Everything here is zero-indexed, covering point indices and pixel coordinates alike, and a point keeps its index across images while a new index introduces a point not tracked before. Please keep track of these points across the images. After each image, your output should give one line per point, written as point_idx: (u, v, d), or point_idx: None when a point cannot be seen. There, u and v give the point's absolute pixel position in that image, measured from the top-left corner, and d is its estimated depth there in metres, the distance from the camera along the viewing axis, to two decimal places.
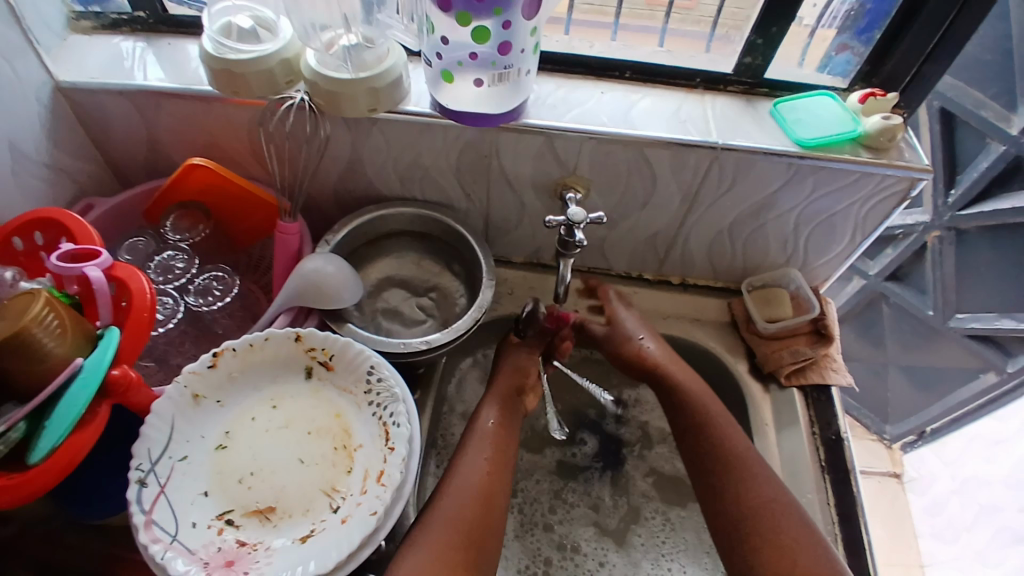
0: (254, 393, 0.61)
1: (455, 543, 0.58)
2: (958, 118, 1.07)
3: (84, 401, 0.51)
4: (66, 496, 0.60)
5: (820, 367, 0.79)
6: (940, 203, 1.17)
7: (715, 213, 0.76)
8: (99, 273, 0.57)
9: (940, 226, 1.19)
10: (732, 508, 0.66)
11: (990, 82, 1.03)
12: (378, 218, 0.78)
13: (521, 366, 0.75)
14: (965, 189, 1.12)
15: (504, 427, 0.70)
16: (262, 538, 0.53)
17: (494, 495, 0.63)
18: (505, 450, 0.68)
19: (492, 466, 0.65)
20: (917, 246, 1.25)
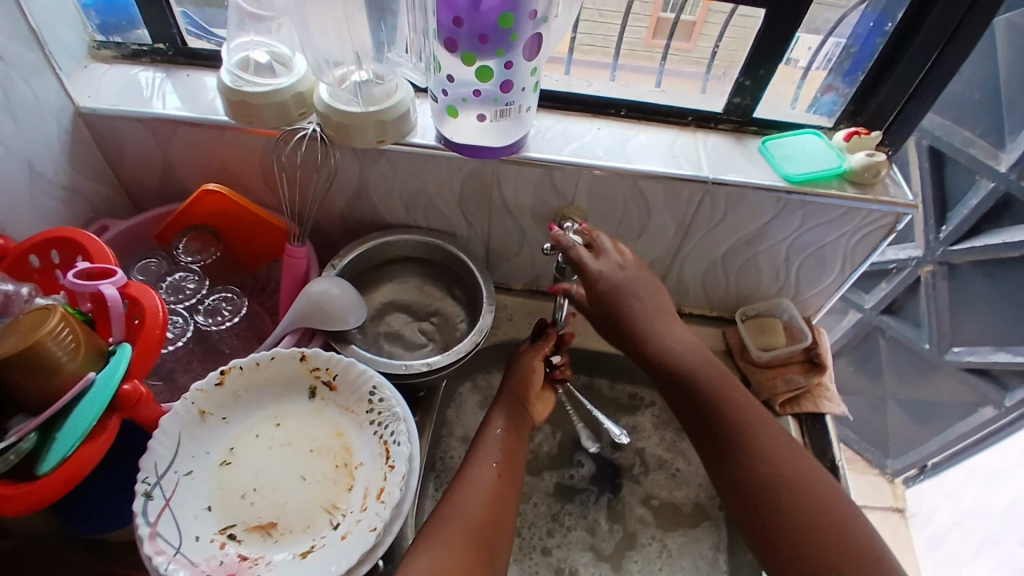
0: (258, 411, 0.62)
1: (458, 551, 0.58)
2: (947, 155, 1.11)
3: (94, 415, 0.53)
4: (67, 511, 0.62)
5: (814, 396, 0.80)
6: (932, 239, 1.20)
7: (709, 244, 0.78)
8: (113, 291, 0.60)
9: (932, 260, 1.22)
10: (760, 493, 0.62)
11: (978, 119, 1.06)
12: (384, 244, 0.81)
13: (527, 376, 0.74)
14: (954, 227, 1.16)
15: (511, 437, 0.69)
16: (263, 552, 0.54)
17: (502, 505, 0.63)
18: (512, 463, 0.67)
19: (501, 475, 0.65)
20: (911, 280, 1.28)
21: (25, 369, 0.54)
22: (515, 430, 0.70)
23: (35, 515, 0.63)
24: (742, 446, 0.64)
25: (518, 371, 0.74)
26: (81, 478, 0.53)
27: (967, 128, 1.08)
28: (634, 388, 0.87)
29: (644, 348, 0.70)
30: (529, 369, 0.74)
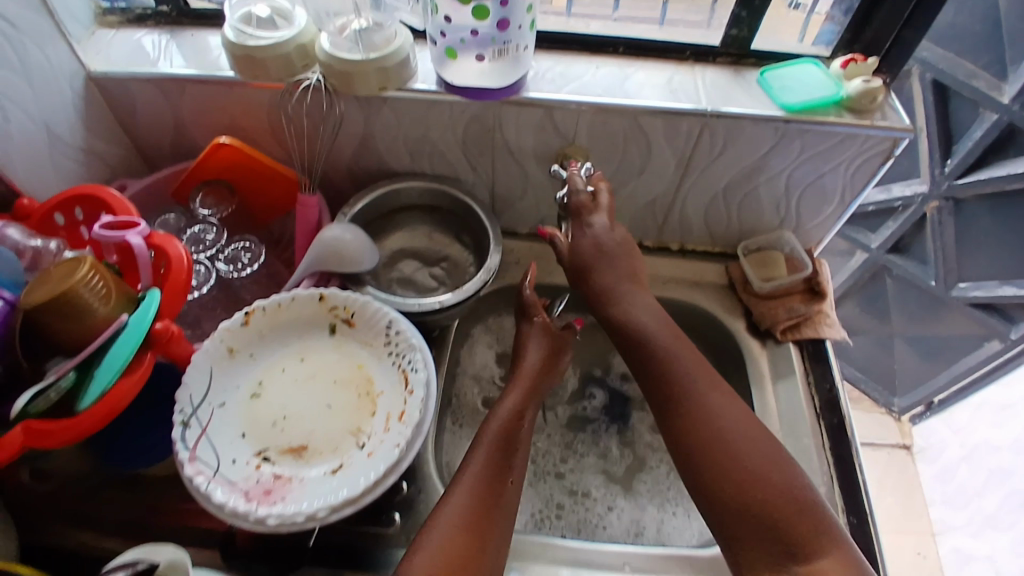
0: (282, 349, 0.66)
1: (454, 547, 0.57)
2: (951, 89, 1.10)
3: (127, 354, 0.57)
4: (107, 449, 0.66)
5: (814, 323, 0.83)
6: (938, 173, 1.19)
7: (709, 178, 0.79)
8: (139, 240, 0.63)
9: (938, 196, 1.22)
10: (696, 440, 0.63)
11: (980, 51, 1.05)
12: (392, 191, 0.83)
13: (545, 352, 0.74)
14: (959, 160, 1.15)
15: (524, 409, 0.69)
16: (296, 472, 0.58)
17: (498, 486, 0.63)
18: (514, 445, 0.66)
19: (494, 468, 0.64)
20: (917, 217, 1.28)
21: (61, 314, 0.58)
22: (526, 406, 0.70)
23: (79, 452, 0.67)
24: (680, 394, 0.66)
25: (533, 344, 0.74)
26: (120, 411, 0.57)
27: (969, 59, 1.06)
28: None
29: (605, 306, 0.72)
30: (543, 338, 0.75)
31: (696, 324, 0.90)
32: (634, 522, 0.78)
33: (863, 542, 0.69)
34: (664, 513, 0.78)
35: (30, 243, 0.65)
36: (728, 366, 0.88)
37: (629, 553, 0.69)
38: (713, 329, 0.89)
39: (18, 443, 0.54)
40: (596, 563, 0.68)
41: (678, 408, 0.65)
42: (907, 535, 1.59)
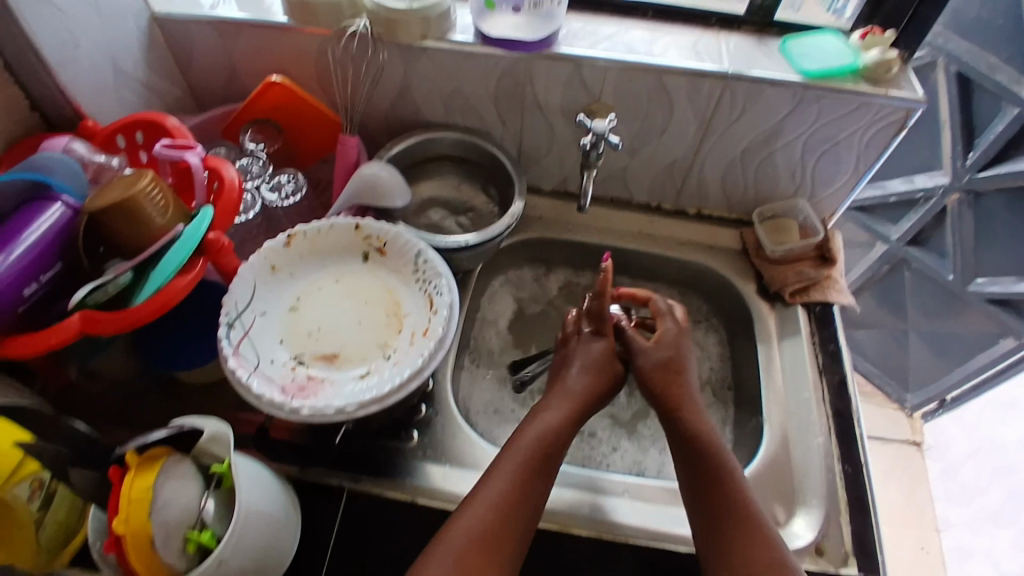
0: (320, 271, 0.71)
1: (472, 561, 0.56)
2: (974, 83, 1.11)
3: (183, 256, 0.63)
4: (153, 351, 0.72)
5: (823, 287, 0.85)
6: (959, 165, 1.20)
7: (728, 141, 0.82)
8: (197, 160, 0.70)
9: (959, 189, 1.23)
10: (716, 488, 0.64)
11: (1004, 44, 1.07)
12: (425, 140, 0.88)
13: (598, 371, 0.73)
14: (981, 152, 1.16)
15: (567, 427, 0.68)
16: (328, 375, 0.64)
17: (523, 504, 0.60)
18: (546, 461, 0.64)
19: (521, 486, 0.61)
20: (938, 209, 1.28)
21: (122, 217, 0.64)
22: (572, 423, 0.68)
23: (124, 355, 0.73)
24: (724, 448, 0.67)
25: (584, 358, 0.74)
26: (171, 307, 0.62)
27: (992, 51, 1.08)
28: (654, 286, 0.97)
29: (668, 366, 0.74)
30: (604, 355, 0.74)
31: (708, 285, 0.94)
32: (635, 462, 0.82)
33: (856, 491, 0.71)
34: (666, 458, 0.82)
35: (94, 158, 0.72)
36: (737, 326, 0.91)
37: (628, 482, 0.73)
38: (724, 290, 0.92)
39: (75, 330, 0.60)
40: (597, 489, 0.72)
41: (706, 457, 0.66)
42: (910, 531, 1.59)
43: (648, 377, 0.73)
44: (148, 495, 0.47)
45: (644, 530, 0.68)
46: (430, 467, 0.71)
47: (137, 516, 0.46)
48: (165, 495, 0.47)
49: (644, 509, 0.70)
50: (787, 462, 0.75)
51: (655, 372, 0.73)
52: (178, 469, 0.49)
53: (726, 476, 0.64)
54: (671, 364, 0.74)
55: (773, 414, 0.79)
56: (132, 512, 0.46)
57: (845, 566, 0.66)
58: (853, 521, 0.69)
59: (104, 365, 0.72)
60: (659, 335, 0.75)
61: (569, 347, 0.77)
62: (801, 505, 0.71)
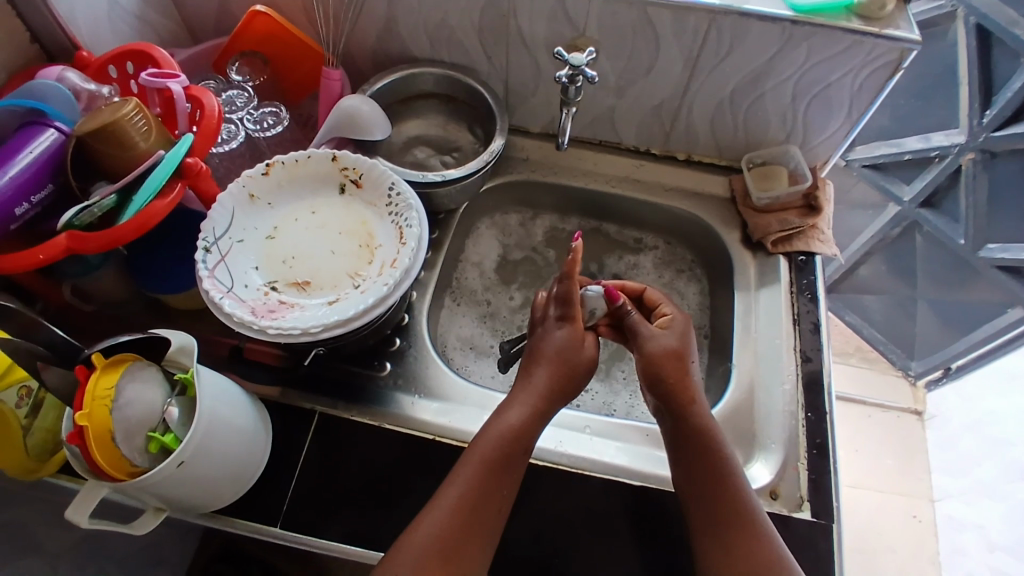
0: (297, 201, 0.73)
1: (429, 562, 0.57)
2: (994, 37, 1.06)
3: (162, 178, 0.64)
4: (138, 273, 0.75)
5: (807, 237, 0.84)
6: (975, 124, 1.14)
7: (717, 81, 0.80)
8: (179, 87, 0.71)
9: (974, 148, 1.16)
10: (711, 483, 0.63)
11: None
12: (410, 76, 0.87)
13: (572, 365, 0.69)
14: (998, 111, 1.10)
15: (532, 419, 0.65)
16: (299, 300, 0.66)
17: (485, 508, 0.60)
18: (511, 459, 0.62)
19: (487, 490, 0.60)
20: (952, 169, 1.21)
21: (106, 141, 0.66)
22: (538, 417, 0.65)
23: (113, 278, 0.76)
24: (708, 453, 0.64)
25: (552, 349, 0.69)
26: (151, 229, 0.64)
27: (1013, 5, 1.03)
28: (639, 234, 0.97)
29: (666, 359, 0.68)
30: (571, 345, 0.70)
31: (693, 234, 0.93)
32: (605, 403, 0.83)
33: (818, 435, 0.71)
34: (636, 400, 0.84)
35: (86, 86, 0.73)
36: (719, 273, 0.91)
37: (591, 418, 0.75)
38: (709, 238, 0.91)
39: (61, 247, 0.62)
40: (560, 423, 0.74)
41: (702, 447, 0.64)
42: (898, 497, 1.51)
43: (658, 365, 0.67)
44: (110, 395, 0.51)
45: (599, 463, 0.70)
46: (401, 395, 0.73)
47: (99, 411, 0.50)
48: (127, 395, 0.51)
49: (603, 443, 0.72)
50: (751, 406, 0.76)
51: (662, 358, 0.68)
52: (142, 372, 0.53)
53: (718, 476, 0.63)
54: (675, 352, 0.68)
55: (742, 360, 0.79)
56: (96, 410, 0.50)
57: (798, 509, 0.67)
58: (811, 467, 0.70)
59: (95, 285, 0.75)
60: (667, 323, 0.72)
61: (537, 334, 0.73)
62: (761, 449, 0.72)
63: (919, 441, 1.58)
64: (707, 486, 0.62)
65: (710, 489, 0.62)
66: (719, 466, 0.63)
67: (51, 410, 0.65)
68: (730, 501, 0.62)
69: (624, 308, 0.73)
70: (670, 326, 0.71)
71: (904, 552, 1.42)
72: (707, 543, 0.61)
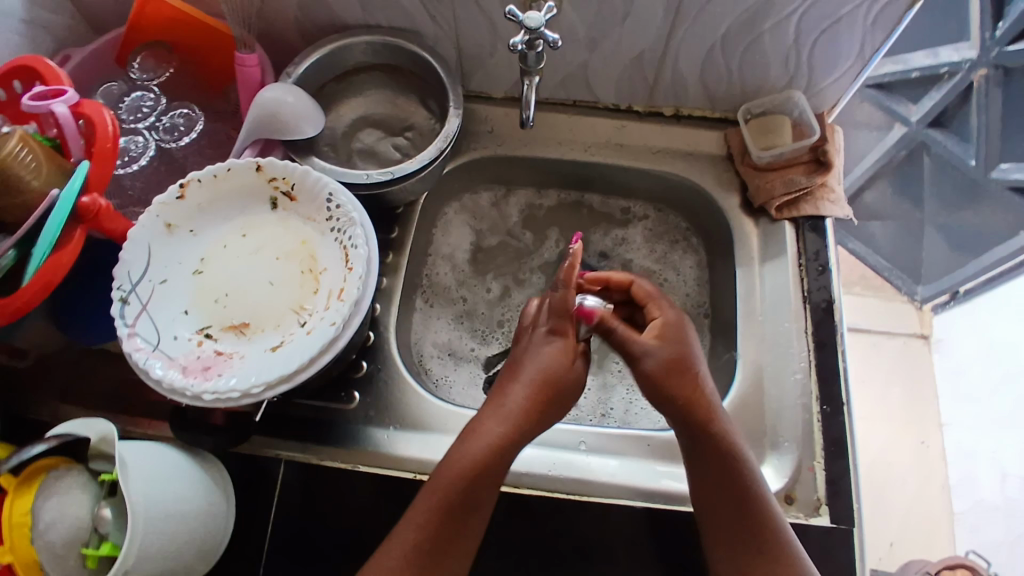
0: (225, 224, 0.62)
1: None
2: None
3: (59, 225, 0.52)
4: (60, 325, 0.64)
5: (816, 198, 0.74)
6: (987, 37, 1.01)
7: (706, 23, 0.67)
8: (64, 111, 0.56)
9: (986, 64, 1.03)
10: (727, 499, 0.57)
11: None
12: (343, 49, 0.73)
13: (554, 380, 0.61)
14: (1012, 22, 0.98)
15: (495, 452, 0.57)
16: (237, 348, 0.57)
17: (447, 548, 0.55)
18: (475, 494, 0.56)
19: (450, 536, 0.55)
20: (962, 88, 1.09)
21: None
22: (502, 450, 0.57)
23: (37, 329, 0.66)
24: (723, 476, 0.58)
25: (535, 366, 0.62)
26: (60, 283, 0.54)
27: None
28: (626, 203, 0.86)
29: (658, 377, 0.60)
30: (559, 362, 0.62)
31: (687, 199, 0.82)
32: (601, 403, 0.76)
33: (835, 431, 0.65)
34: (634, 396, 0.76)
35: None
36: (717, 245, 0.81)
37: (586, 432, 0.67)
38: (704, 204, 0.81)
39: None
40: (552, 442, 0.67)
41: (720, 460, 0.58)
42: (911, 425, 1.43)
43: (664, 386, 0.60)
44: (27, 522, 0.47)
45: (596, 485, 0.64)
46: (374, 430, 0.66)
47: (20, 543, 0.46)
48: (48, 514, 0.47)
49: (602, 461, 0.65)
50: (760, 400, 0.68)
51: (666, 375, 0.60)
52: (58, 484, 0.48)
53: (735, 492, 0.57)
54: (676, 363, 0.61)
55: (747, 347, 0.71)
56: (18, 539, 0.47)
57: (816, 514, 0.62)
58: (828, 467, 0.64)
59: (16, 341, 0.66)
60: (658, 330, 0.63)
61: (522, 347, 0.65)
62: (773, 450, 0.66)
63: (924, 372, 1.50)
64: (726, 503, 0.57)
65: (724, 502, 0.57)
66: (730, 489, 0.57)
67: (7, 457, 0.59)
68: (748, 515, 0.57)
69: (605, 323, 0.62)
70: (659, 333, 0.63)
71: (914, 485, 1.38)
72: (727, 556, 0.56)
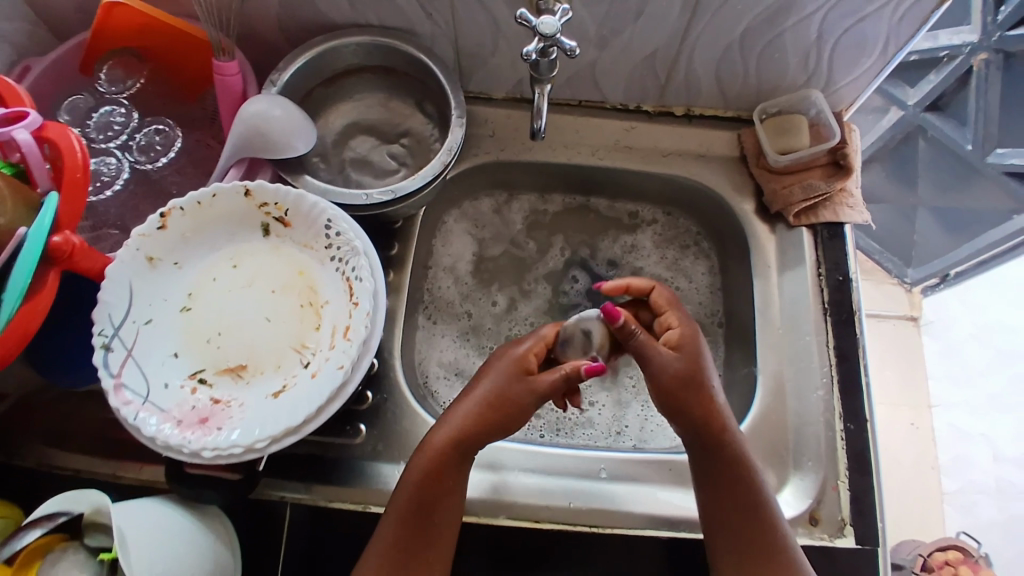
0: (212, 253, 0.57)
1: None
2: None
3: (30, 270, 0.46)
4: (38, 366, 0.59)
5: (834, 204, 0.71)
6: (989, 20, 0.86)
7: (725, 22, 0.63)
8: (27, 136, 0.50)
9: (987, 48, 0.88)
10: (735, 502, 0.57)
11: None
12: (331, 51, 0.67)
13: (503, 394, 0.58)
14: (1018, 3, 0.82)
15: (450, 463, 0.57)
16: (235, 394, 0.53)
17: (411, 558, 0.55)
18: (433, 503, 0.56)
19: (411, 546, 0.55)
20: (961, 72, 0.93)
21: None
22: (458, 458, 0.57)
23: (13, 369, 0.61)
24: (732, 479, 0.58)
25: (489, 381, 0.60)
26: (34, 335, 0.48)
27: None
28: (633, 206, 0.82)
29: (677, 387, 0.58)
30: (513, 376, 0.60)
31: (698, 202, 0.79)
32: (615, 420, 0.74)
33: (858, 449, 0.64)
34: (649, 412, 0.74)
35: None
36: (731, 248, 0.78)
37: (606, 458, 0.65)
38: (717, 209, 0.77)
39: None
40: (571, 470, 0.64)
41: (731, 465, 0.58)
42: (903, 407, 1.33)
43: (679, 397, 0.58)
44: None
45: (618, 516, 0.62)
46: (384, 465, 0.63)
47: None
48: None
49: (622, 488, 0.63)
50: (782, 418, 0.66)
51: (680, 389, 0.58)
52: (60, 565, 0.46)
53: (744, 494, 0.57)
54: (688, 377, 0.59)
55: (767, 362, 0.69)
56: None
57: (840, 535, 0.62)
58: (852, 485, 0.63)
59: None
60: (675, 339, 0.60)
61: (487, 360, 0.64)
62: (796, 469, 0.64)
63: (914, 353, 1.37)
64: (724, 496, 0.57)
65: (728, 502, 0.57)
66: (737, 491, 0.57)
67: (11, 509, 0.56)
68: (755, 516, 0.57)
69: (628, 328, 0.58)
70: (676, 342, 0.60)
71: (906, 461, 1.29)
72: (726, 550, 0.57)
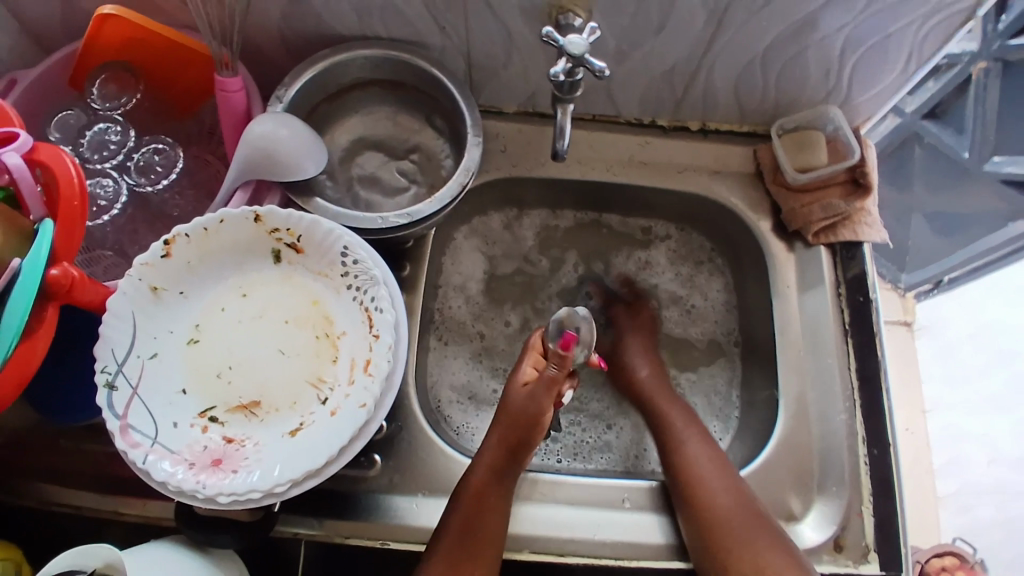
0: (220, 282, 0.54)
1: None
2: None
3: (26, 307, 0.43)
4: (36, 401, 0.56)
5: (853, 223, 0.70)
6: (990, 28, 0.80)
7: (747, 38, 0.62)
8: (18, 160, 0.47)
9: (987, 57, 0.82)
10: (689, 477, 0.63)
11: None
12: (338, 64, 0.64)
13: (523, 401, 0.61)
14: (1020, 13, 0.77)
15: (493, 473, 0.58)
16: (249, 432, 0.50)
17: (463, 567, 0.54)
18: (482, 514, 0.56)
19: (469, 563, 0.54)
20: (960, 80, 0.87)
21: None
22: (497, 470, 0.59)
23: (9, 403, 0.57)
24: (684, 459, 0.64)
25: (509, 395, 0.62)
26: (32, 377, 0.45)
27: None
28: (647, 221, 0.81)
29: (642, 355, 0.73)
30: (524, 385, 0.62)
31: (713, 218, 0.77)
32: (634, 443, 0.72)
33: (882, 473, 0.63)
34: None
35: None
36: (747, 265, 0.77)
37: (629, 488, 0.63)
38: (733, 226, 0.76)
39: None
40: (595, 500, 0.62)
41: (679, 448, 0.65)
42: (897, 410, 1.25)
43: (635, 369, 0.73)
44: None
45: (642, 547, 0.61)
46: (399, 498, 0.60)
47: None
48: None
49: (646, 517, 0.62)
50: (806, 442, 0.65)
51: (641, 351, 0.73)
52: None
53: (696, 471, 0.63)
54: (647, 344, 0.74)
55: (788, 383, 0.68)
56: None
57: (865, 560, 0.61)
58: (877, 510, 0.62)
59: None
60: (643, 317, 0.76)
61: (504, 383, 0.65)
62: (820, 494, 0.64)
63: (909, 357, 1.29)
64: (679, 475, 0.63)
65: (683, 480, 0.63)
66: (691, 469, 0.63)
67: (11, 551, 0.53)
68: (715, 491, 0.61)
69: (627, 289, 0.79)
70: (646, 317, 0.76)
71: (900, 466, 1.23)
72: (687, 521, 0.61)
